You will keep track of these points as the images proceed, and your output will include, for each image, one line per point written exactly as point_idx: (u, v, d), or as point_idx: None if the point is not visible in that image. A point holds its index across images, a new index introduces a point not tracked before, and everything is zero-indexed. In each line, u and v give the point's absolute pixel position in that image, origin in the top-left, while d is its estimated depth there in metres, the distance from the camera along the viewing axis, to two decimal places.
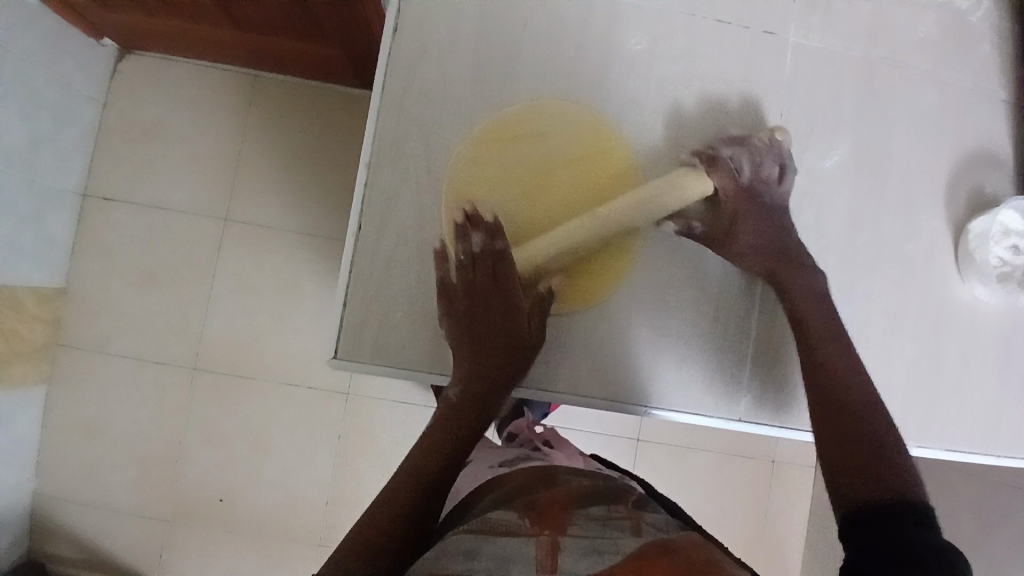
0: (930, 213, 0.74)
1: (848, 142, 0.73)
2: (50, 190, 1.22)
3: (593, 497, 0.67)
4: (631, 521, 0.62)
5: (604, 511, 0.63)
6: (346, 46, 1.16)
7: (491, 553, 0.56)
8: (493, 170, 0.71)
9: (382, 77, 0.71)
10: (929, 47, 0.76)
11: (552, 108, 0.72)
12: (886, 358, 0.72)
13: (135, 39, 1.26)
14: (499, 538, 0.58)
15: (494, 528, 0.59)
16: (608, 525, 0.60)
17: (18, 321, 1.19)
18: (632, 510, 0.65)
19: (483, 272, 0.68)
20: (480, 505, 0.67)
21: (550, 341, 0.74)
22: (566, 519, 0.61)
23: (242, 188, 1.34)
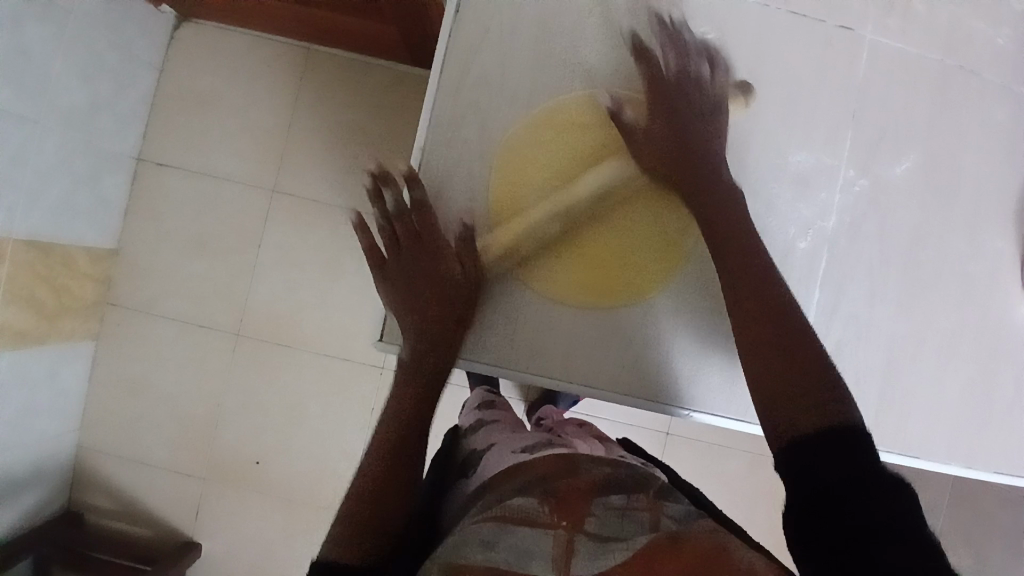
0: (997, 231, 0.68)
1: (919, 152, 0.67)
2: (107, 153, 1.25)
3: (615, 482, 0.64)
4: (650, 513, 0.59)
5: (624, 499, 0.61)
6: (400, 24, 1.15)
7: (508, 547, 0.56)
8: (540, 160, 0.70)
9: (442, 61, 0.70)
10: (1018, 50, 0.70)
11: (607, 102, 0.71)
12: (938, 385, 0.66)
13: (193, 7, 1.28)
14: (518, 528, 0.57)
15: (512, 514, 0.58)
16: (627, 518, 0.58)
17: (71, 278, 1.23)
18: (654, 496, 0.62)
19: (405, 229, 0.68)
20: (495, 483, 0.64)
21: (588, 337, 0.71)
22: (584, 508, 0.59)
23: (290, 161, 1.35)
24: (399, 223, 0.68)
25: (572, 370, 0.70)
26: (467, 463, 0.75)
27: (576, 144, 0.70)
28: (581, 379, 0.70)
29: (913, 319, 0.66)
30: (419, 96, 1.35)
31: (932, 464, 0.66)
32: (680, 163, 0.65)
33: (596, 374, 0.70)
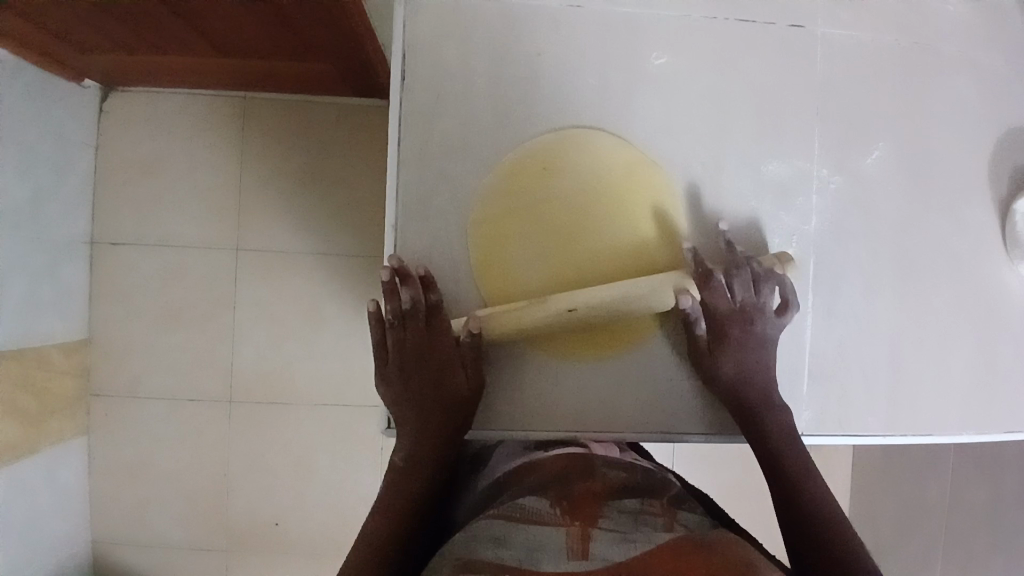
0: (977, 203, 0.67)
1: (888, 138, 0.66)
2: (59, 244, 1.20)
3: (626, 488, 0.64)
4: (664, 519, 0.58)
5: (636, 504, 0.60)
6: (337, 61, 1.13)
7: (520, 541, 0.53)
8: (521, 219, 0.65)
9: (397, 117, 0.64)
10: (972, 16, 0.68)
11: (578, 138, 0.65)
12: (942, 362, 0.67)
13: (118, 77, 1.22)
14: (528, 526, 0.55)
15: (523, 515, 0.57)
16: (639, 521, 0.57)
17: (48, 379, 1.19)
18: (667, 506, 0.62)
19: (415, 332, 0.64)
20: (509, 487, 0.64)
21: (594, 386, 0.67)
22: (597, 510, 0.58)
23: (250, 216, 1.31)
24: (408, 327, 0.64)
25: (571, 421, 0.67)
26: (480, 464, 0.77)
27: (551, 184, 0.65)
28: (582, 426, 0.67)
29: (910, 306, 0.66)
30: (368, 127, 1.32)
31: (945, 438, 0.67)
32: (729, 368, 0.63)
33: (595, 420, 0.67)
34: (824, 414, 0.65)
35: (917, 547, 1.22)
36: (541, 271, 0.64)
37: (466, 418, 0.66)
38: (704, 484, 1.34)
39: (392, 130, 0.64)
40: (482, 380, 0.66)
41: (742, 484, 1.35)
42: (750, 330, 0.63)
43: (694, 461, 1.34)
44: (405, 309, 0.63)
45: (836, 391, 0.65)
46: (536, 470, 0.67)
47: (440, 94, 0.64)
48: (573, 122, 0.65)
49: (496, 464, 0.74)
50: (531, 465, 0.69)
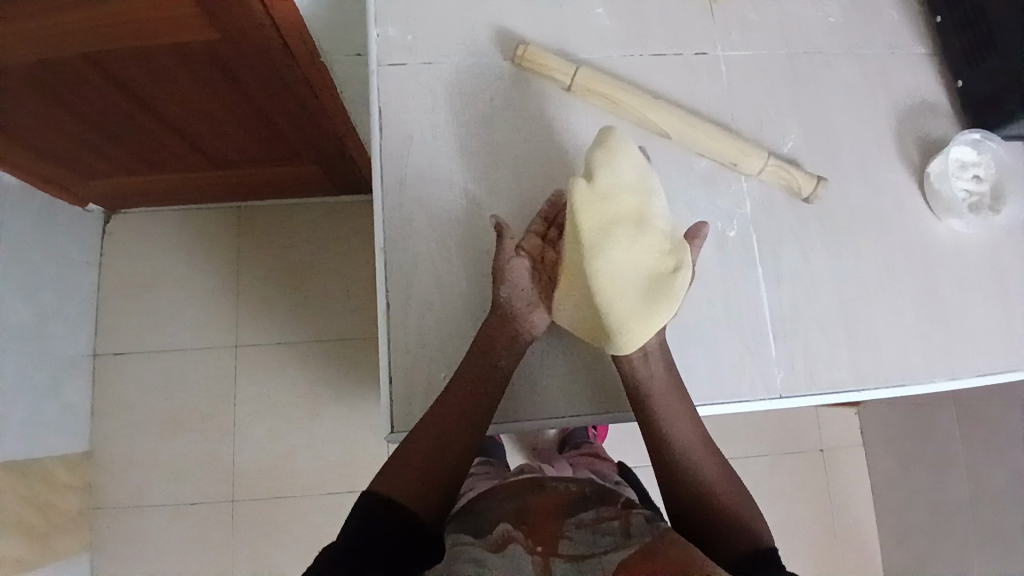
0: (888, 171, 0.76)
1: (799, 128, 0.76)
2: (63, 358, 1.25)
3: (581, 502, 0.63)
4: (621, 521, 0.58)
5: (593, 515, 0.60)
6: (320, 160, 1.24)
7: (495, 566, 0.51)
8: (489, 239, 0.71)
9: (377, 154, 0.71)
10: (847, 28, 0.80)
11: (533, 161, 0.73)
12: (892, 307, 0.72)
13: (118, 199, 1.33)
14: (497, 553, 0.53)
15: (491, 543, 0.55)
16: (598, 531, 0.57)
17: (52, 493, 1.18)
18: (621, 509, 0.62)
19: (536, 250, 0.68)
20: (472, 513, 0.62)
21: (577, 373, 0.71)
22: (556, 532, 0.57)
23: (246, 312, 1.38)
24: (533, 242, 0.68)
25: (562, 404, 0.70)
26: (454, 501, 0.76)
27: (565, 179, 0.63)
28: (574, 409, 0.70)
29: (848, 263, 0.72)
30: (354, 219, 1.42)
31: (912, 387, 0.70)
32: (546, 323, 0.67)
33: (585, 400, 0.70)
34: (796, 364, 0.69)
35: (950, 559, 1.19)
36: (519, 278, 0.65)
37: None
38: None
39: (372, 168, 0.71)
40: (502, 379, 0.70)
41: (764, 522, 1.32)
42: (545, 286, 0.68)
43: None
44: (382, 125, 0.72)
45: (800, 350, 0.70)
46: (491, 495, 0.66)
47: (412, 134, 0.72)
48: (526, 151, 0.73)
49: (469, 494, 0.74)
50: (490, 492, 0.67)
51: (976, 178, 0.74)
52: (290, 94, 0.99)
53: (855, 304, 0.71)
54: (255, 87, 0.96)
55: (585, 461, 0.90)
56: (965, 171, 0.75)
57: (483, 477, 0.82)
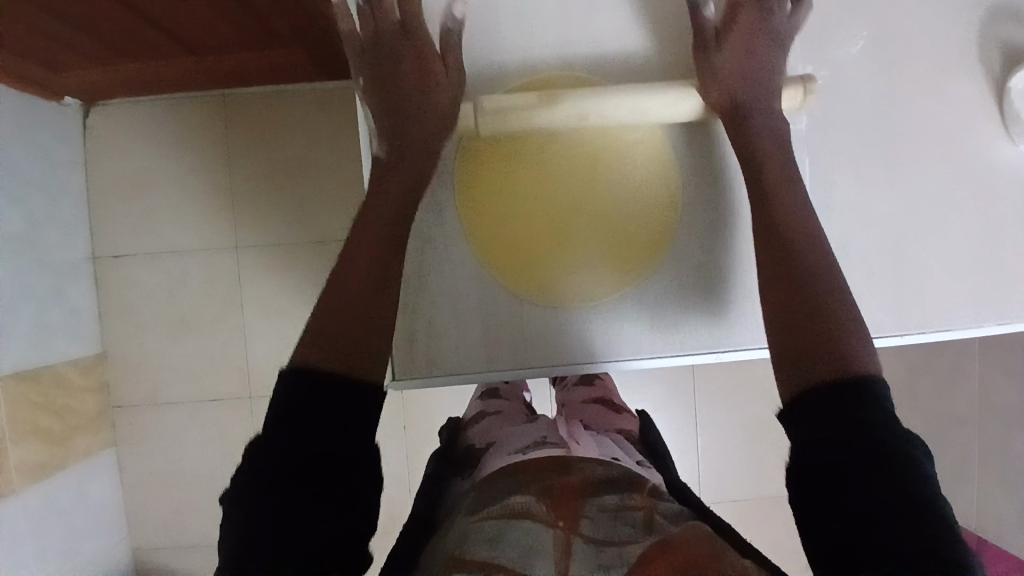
0: (963, 81, 0.66)
1: (868, 26, 0.65)
2: (61, 264, 1.21)
3: (607, 482, 0.61)
4: (645, 512, 0.57)
5: (617, 500, 0.58)
6: (308, 44, 1.11)
7: (515, 543, 0.53)
8: (495, 171, 0.66)
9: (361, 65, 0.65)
10: None
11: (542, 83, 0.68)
12: (946, 247, 0.65)
13: (95, 91, 1.22)
14: (517, 527, 0.54)
15: (515, 513, 0.56)
16: (619, 520, 0.56)
17: (68, 397, 1.20)
18: (648, 497, 0.60)
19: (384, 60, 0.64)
20: (492, 487, 0.62)
21: (594, 318, 0.67)
22: (578, 511, 0.56)
23: (243, 214, 1.31)
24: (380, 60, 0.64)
25: (562, 341, 0.67)
26: (466, 466, 0.75)
27: (561, 140, 0.66)
28: (573, 357, 0.67)
29: (907, 191, 0.65)
30: (351, 111, 1.30)
31: (962, 330, 0.65)
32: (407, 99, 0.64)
33: (585, 343, 0.67)
34: None
35: (953, 464, 1.20)
36: (498, 251, 0.67)
37: (464, 351, 0.67)
38: (730, 426, 1.33)
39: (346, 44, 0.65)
40: (505, 321, 0.67)
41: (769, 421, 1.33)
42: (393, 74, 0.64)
43: (716, 404, 1.33)
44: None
45: None
46: (514, 469, 0.64)
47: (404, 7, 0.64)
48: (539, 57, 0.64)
49: (483, 465, 0.72)
50: (510, 466, 0.65)
51: None
52: None
53: (906, 242, 0.65)
54: None
55: (601, 415, 0.88)
56: None
57: (498, 426, 0.80)
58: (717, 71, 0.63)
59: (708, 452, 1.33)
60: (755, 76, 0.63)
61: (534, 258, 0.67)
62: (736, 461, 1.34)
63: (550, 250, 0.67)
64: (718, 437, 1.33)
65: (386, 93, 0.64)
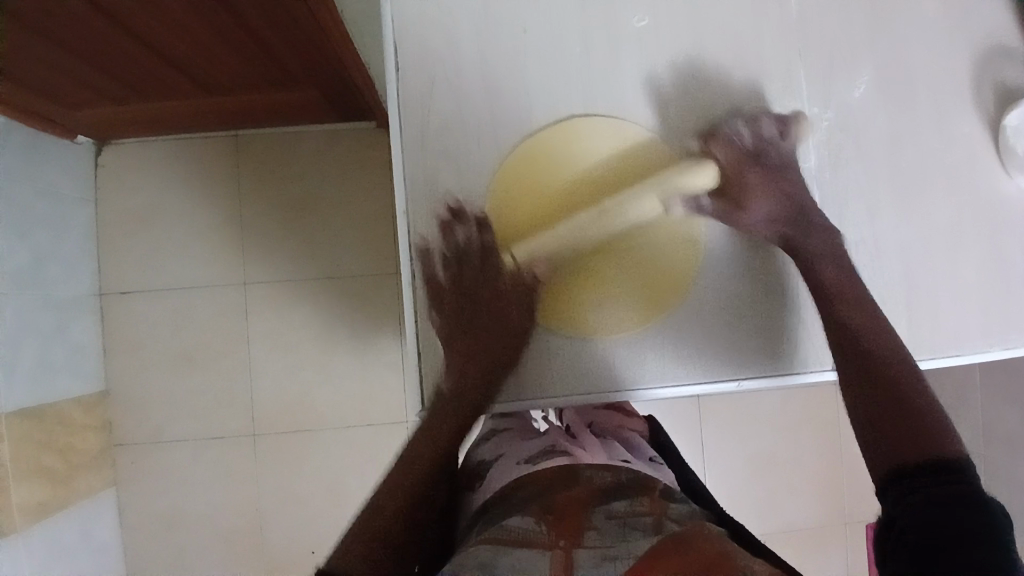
0: (961, 117, 0.70)
1: (870, 66, 0.69)
2: (68, 300, 1.21)
3: (615, 491, 0.62)
4: (653, 515, 0.57)
5: (626, 506, 0.59)
6: (321, 86, 1.15)
7: (506, 569, 0.51)
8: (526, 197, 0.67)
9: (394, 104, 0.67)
10: None
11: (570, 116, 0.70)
12: (955, 273, 0.68)
13: (108, 130, 1.24)
14: (515, 550, 0.53)
15: (510, 537, 0.54)
16: (628, 525, 0.56)
17: (71, 434, 1.19)
18: (657, 500, 0.61)
19: (470, 271, 0.65)
20: (500, 507, 0.62)
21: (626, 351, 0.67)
22: (583, 523, 0.56)
23: (252, 250, 1.32)
24: (464, 266, 0.66)
25: (593, 375, 0.66)
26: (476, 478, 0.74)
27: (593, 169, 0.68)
28: (598, 387, 0.66)
29: (915, 220, 0.68)
30: (360, 149, 1.33)
31: (971, 352, 0.67)
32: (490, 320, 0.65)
33: (610, 374, 0.66)
34: None
35: None
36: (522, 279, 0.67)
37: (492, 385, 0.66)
38: (736, 458, 1.33)
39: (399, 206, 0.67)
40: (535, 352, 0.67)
41: (775, 452, 1.34)
42: (472, 273, 0.65)
43: (722, 435, 1.33)
44: (462, 246, 0.66)
45: None
46: (522, 486, 0.64)
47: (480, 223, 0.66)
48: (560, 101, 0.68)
49: (492, 478, 0.71)
50: (519, 482, 0.65)
51: None
52: (289, 19, 0.89)
53: (918, 270, 0.67)
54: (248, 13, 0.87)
55: (612, 420, 0.86)
56: None
57: (508, 440, 0.78)
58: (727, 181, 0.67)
59: (716, 485, 1.33)
60: (774, 191, 0.66)
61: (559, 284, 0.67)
62: (744, 494, 1.34)
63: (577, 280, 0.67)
64: (726, 470, 1.33)
65: (461, 283, 0.65)
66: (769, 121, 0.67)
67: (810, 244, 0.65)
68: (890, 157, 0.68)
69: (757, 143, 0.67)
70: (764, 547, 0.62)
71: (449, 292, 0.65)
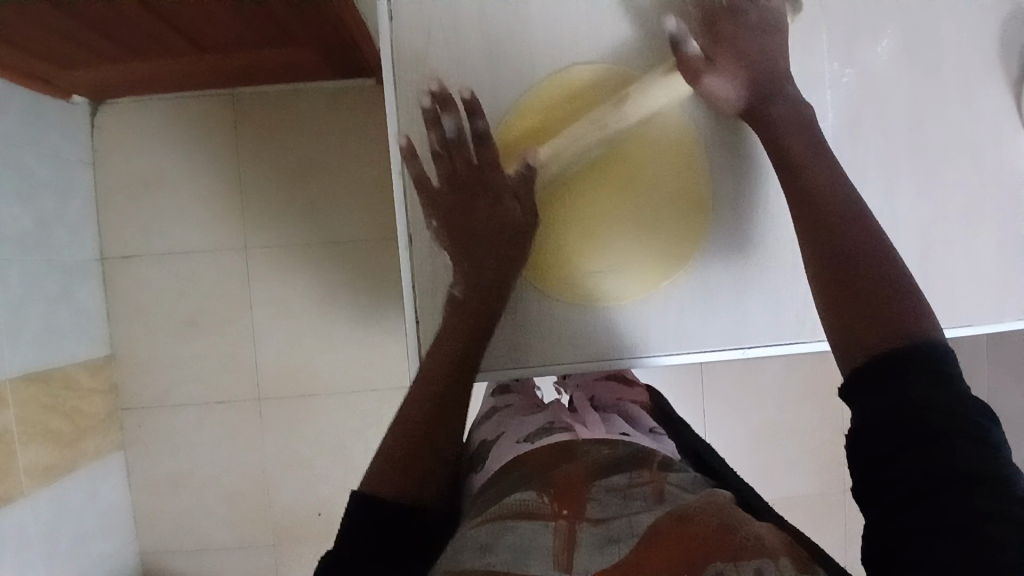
0: (986, 81, 0.66)
1: (893, 24, 0.65)
2: (70, 264, 1.21)
3: (615, 462, 0.61)
4: (653, 489, 0.57)
5: (626, 479, 0.58)
6: (321, 45, 1.11)
7: (505, 547, 0.49)
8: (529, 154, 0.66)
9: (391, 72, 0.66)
10: None
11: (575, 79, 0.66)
12: (972, 247, 0.66)
13: (104, 90, 1.21)
14: (516, 524, 0.52)
15: (508, 512, 0.53)
16: (627, 498, 0.55)
17: (78, 398, 1.20)
18: (657, 472, 0.60)
19: (462, 159, 0.64)
20: (496, 487, 0.60)
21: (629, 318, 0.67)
22: (585, 494, 0.56)
23: (253, 214, 1.31)
24: (455, 151, 0.64)
25: (595, 341, 0.67)
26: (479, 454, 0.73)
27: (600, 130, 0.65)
28: (598, 354, 0.67)
29: (933, 192, 0.65)
30: (361, 111, 1.30)
31: (985, 329, 0.66)
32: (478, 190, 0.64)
33: (605, 335, 0.67)
34: None
35: None
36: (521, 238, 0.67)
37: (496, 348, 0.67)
38: (739, 427, 1.33)
39: (391, 128, 0.66)
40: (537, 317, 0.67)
41: (778, 422, 1.34)
42: (470, 198, 0.64)
43: (725, 405, 1.33)
44: (450, 139, 0.64)
45: None
46: (520, 462, 0.62)
47: (468, 109, 0.65)
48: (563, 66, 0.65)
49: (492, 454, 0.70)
50: (517, 455, 0.64)
51: None
52: None
53: (934, 245, 0.65)
54: None
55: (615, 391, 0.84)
56: None
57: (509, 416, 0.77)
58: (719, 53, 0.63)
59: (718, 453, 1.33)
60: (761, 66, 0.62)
61: (554, 248, 0.66)
62: (746, 463, 1.34)
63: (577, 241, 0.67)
64: (728, 439, 1.33)
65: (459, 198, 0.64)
66: None
67: (776, 115, 0.62)
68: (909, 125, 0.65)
69: None
70: (778, 513, 0.62)
71: (445, 197, 0.64)
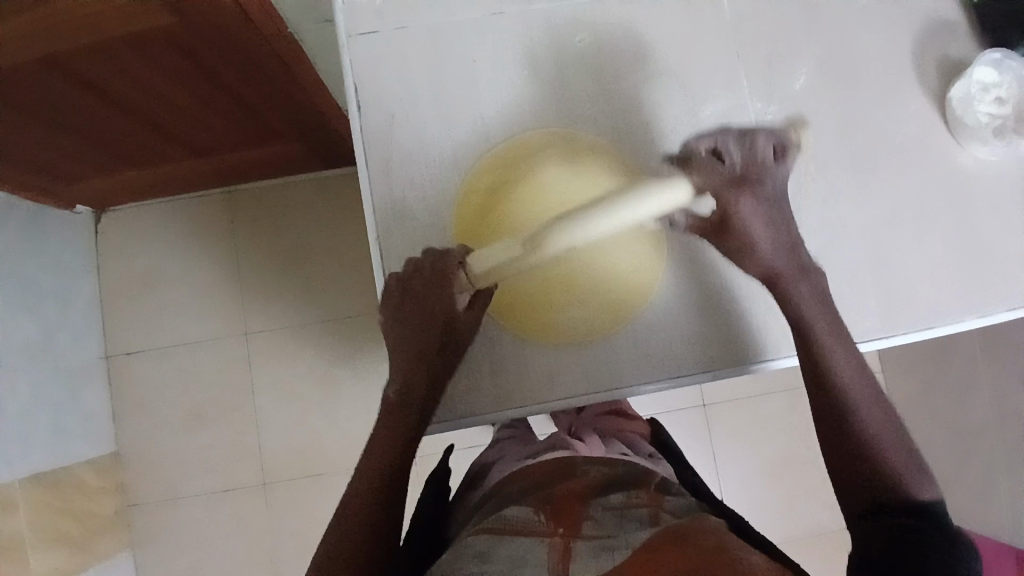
0: (907, 97, 0.74)
1: (809, 60, 0.74)
2: (76, 366, 1.24)
3: (612, 485, 0.62)
4: (650, 509, 0.57)
5: (622, 499, 0.58)
6: (303, 138, 1.19)
7: (501, 560, 0.50)
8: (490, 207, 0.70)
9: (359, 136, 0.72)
10: None
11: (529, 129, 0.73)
12: (921, 244, 0.72)
13: (105, 199, 1.30)
14: (511, 541, 0.53)
15: (508, 528, 0.54)
16: (624, 516, 0.55)
17: (86, 499, 1.20)
18: (654, 495, 0.60)
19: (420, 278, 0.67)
20: (495, 503, 0.62)
21: (605, 356, 0.71)
22: (581, 514, 0.56)
23: (252, 300, 1.36)
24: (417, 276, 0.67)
25: (575, 380, 0.71)
26: (478, 480, 0.74)
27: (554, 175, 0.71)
28: (579, 392, 0.71)
29: (874, 201, 0.72)
30: (349, 190, 1.37)
31: (949, 324, 0.71)
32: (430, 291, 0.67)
33: (592, 381, 0.71)
34: None
35: (982, 474, 1.18)
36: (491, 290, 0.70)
37: (479, 399, 0.70)
38: (749, 464, 1.32)
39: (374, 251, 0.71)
40: (516, 362, 0.71)
41: (790, 454, 1.32)
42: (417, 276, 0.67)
43: (732, 441, 1.32)
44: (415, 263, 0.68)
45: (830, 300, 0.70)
46: (520, 480, 0.64)
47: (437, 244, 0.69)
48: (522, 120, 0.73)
49: (492, 475, 0.72)
50: (516, 476, 0.66)
51: (998, 100, 0.72)
52: (265, 77, 0.95)
53: (885, 249, 0.71)
54: (227, 75, 0.92)
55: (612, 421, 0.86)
56: (986, 94, 0.73)
57: (512, 444, 0.78)
58: (746, 216, 0.65)
59: (733, 493, 1.31)
60: (755, 228, 0.65)
61: (538, 300, 0.70)
62: (762, 501, 1.31)
63: (547, 290, 0.70)
64: (741, 478, 1.32)
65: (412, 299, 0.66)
66: (762, 140, 0.67)
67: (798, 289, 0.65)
68: (839, 146, 0.73)
69: (746, 162, 0.66)
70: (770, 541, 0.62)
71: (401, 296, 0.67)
